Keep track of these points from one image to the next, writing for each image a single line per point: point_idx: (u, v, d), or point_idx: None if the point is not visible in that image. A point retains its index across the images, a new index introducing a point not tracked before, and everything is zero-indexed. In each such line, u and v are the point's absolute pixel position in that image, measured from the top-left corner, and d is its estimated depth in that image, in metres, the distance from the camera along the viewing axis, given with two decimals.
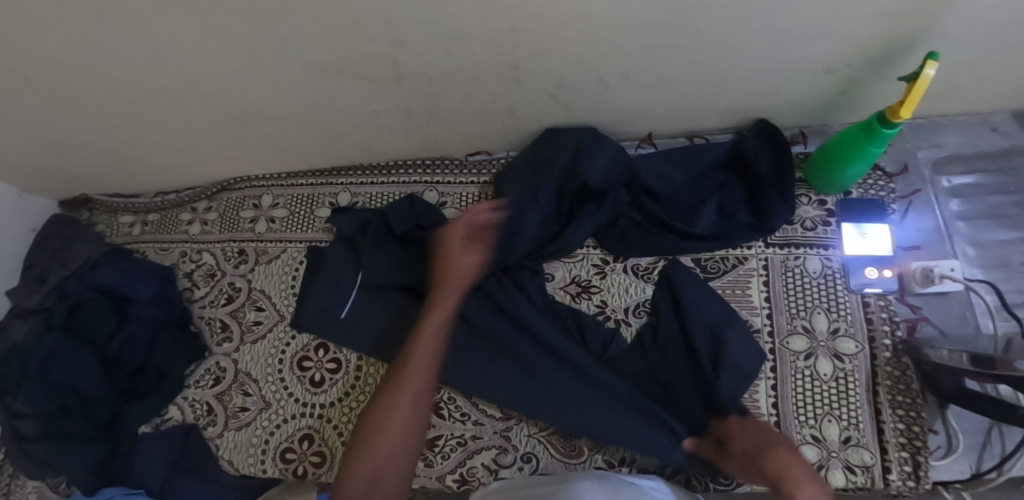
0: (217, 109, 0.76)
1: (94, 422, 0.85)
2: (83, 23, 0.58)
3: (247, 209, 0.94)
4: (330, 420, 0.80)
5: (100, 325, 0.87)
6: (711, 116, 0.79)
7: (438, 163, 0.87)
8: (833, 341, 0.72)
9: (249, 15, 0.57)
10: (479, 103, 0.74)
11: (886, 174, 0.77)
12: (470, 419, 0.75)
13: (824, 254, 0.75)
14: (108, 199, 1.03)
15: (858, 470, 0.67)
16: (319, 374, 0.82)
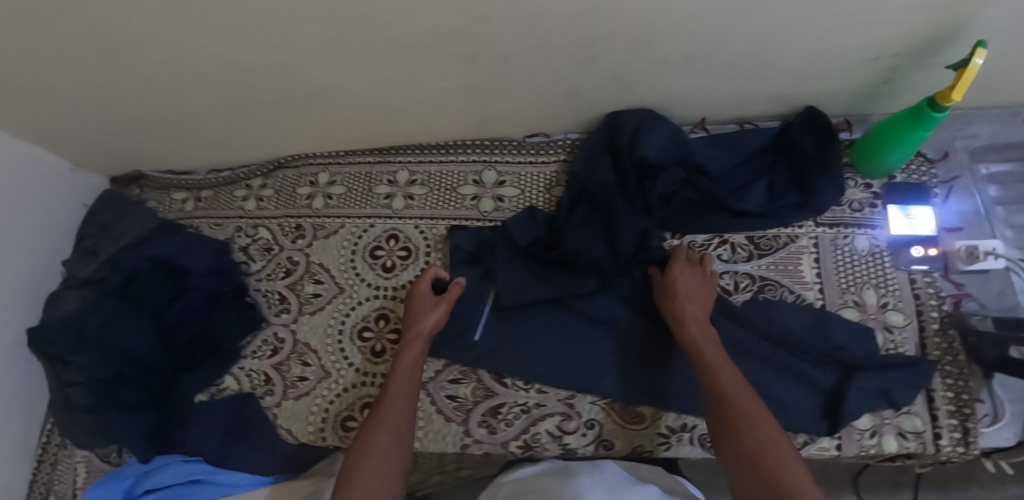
0: (288, 84, 0.78)
1: (147, 391, 0.86)
2: None
3: (304, 186, 0.96)
4: None
5: (156, 294, 0.86)
6: (764, 103, 0.82)
7: (496, 144, 0.90)
8: (882, 314, 0.75)
9: None
10: (546, 84, 0.77)
11: (927, 160, 0.82)
12: (534, 388, 0.77)
13: (871, 234, 0.79)
14: (160, 175, 1.05)
15: (910, 436, 0.71)
16: (379, 344, 0.84)
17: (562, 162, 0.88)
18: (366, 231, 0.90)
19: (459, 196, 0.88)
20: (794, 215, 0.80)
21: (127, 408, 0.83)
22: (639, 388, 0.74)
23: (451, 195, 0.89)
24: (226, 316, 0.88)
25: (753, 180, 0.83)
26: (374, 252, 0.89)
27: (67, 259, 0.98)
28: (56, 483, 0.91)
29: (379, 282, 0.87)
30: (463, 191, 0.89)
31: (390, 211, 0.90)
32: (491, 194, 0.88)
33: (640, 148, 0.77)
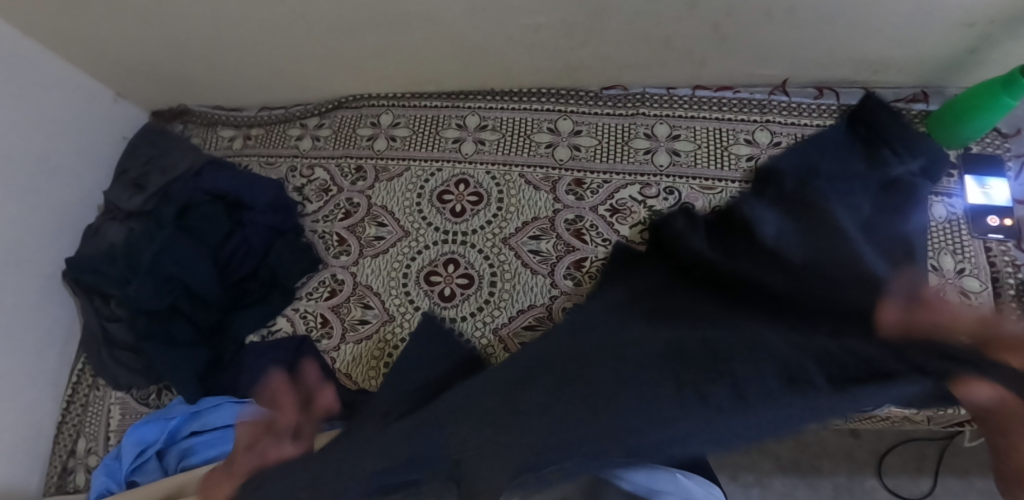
0: (375, 9, 0.75)
1: (197, 328, 0.82)
2: None
3: (364, 127, 0.93)
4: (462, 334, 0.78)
5: (214, 228, 0.84)
6: (848, 66, 0.82)
7: (573, 94, 0.89)
8: (959, 279, 0.76)
9: None
10: (643, 27, 0.75)
11: (1001, 134, 0.83)
12: None
13: (948, 202, 0.80)
14: (207, 111, 1.00)
15: None
16: (448, 289, 0.81)
17: (639, 115, 0.87)
18: (433, 175, 0.88)
19: (534, 142, 0.87)
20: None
21: (177, 343, 0.79)
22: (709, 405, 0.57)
23: (526, 141, 0.87)
24: (285, 253, 0.85)
25: None
26: (442, 195, 0.86)
27: (109, 190, 0.93)
28: (88, 425, 0.86)
29: (447, 227, 0.84)
30: (538, 137, 0.87)
31: (459, 154, 0.88)
32: (567, 141, 0.86)
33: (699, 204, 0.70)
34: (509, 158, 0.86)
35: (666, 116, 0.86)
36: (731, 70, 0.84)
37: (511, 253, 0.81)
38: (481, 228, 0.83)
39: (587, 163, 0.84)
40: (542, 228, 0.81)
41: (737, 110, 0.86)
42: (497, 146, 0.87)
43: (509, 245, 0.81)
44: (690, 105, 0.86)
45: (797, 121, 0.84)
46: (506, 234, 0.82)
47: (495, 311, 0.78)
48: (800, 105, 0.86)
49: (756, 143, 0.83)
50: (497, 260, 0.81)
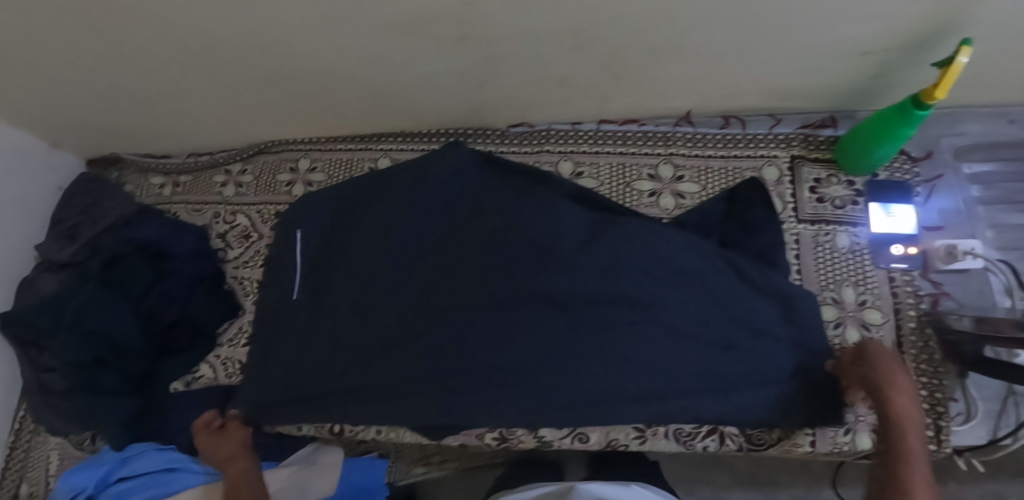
0: (272, 63, 0.78)
1: (126, 376, 0.85)
2: None
3: (284, 172, 0.95)
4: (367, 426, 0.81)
5: (136, 279, 0.87)
6: (752, 96, 0.81)
7: (479, 133, 0.90)
8: (860, 312, 0.75)
9: None
10: (533, 70, 0.76)
11: (910, 158, 0.82)
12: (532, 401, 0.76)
13: (853, 232, 0.79)
14: (138, 159, 1.03)
15: None
16: (338, 427, 0.82)
17: (544, 152, 0.88)
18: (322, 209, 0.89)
19: (395, 186, 0.87)
20: (767, 228, 0.78)
21: (105, 392, 0.83)
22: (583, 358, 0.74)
23: (398, 175, 0.88)
24: (206, 303, 0.89)
25: (737, 176, 0.83)
26: (335, 235, 0.87)
27: (43, 242, 0.96)
28: (30, 470, 0.90)
29: (324, 301, 0.85)
30: (401, 177, 0.88)
31: (331, 193, 0.90)
32: (430, 184, 0.86)
33: (505, 283, 0.79)
34: (386, 200, 0.87)
35: (572, 152, 0.87)
36: (632, 104, 0.84)
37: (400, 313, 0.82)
38: (349, 290, 0.84)
39: (447, 199, 0.86)
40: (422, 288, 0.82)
41: (643, 144, 0.86)
42: (354, 190, 0.89)
43: (398, 318, 0.81)
44: (595, 140, 0.87)
45: (701, 153, 0.84)
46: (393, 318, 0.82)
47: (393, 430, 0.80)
48: (705, 136, 0.85)
49: (659, 178, 0.83)
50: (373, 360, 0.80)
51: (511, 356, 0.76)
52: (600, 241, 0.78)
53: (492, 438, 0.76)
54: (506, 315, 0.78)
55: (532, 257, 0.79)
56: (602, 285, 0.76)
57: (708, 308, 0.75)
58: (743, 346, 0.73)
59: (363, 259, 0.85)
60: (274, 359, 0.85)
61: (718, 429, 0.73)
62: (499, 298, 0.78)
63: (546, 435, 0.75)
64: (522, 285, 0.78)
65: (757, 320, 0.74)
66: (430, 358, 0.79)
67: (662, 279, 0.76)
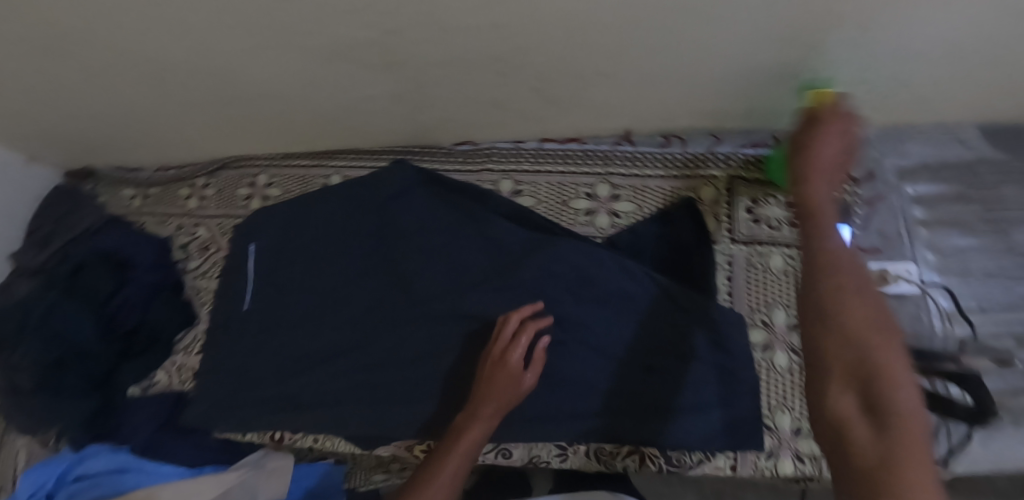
0: (220, 86, 0.82)
1: (87, 379, 0.89)
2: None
3: (243, 187, 0.99)
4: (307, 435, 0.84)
5: (99, 285, 0.94)
6: (688, 116, 0.82)
7: (426, 151, 0.92)
8: (791, 336, 0.75)
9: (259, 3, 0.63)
10: (467, 93, 0.79)
11: (852, 180, 0.81)
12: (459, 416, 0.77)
13: (789, 253, 0.78)
14: (112, 171, 1.08)
15: (807, 459, 0.70)
16: (280, 434, 0.85)
17: (488, 170, 0.89)
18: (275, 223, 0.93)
19: (345, 202, 0.91)
20: (699, 250, 0.79)
21: (66, 394, 0.88)
22: None
23: (347, 192, 0.91)
24: (161, 308, 0.94)
25: (673, 196, 0.83)
26: (286, 247, 0.91)
27: (20, 249, 1.02)
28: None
29: (275, 311, 0.89)
30: (351, 194, 0.91)
31: (282, 210, 0.93)
32: (374, 200, 0.89)
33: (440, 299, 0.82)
34: (336, 216, 0.91)
35: (513, 171, 0.89)
36: (571, 124, 0.85)
37: (342, 325, 0.86)
38: (299, 301, 0.89)
39: (390, 213, 0.88)
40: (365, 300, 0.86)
41: (582, 163, 0.87)
42: (306, 205, 0.93)
43: (339, 331, 0.85)
44: (536, 158, 0.88)
45: (639, 173, 0.85)
46: (336, 330, 0.86)
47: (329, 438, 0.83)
48: (644, 155, 0.85)
49: (596, 197, 0.85)
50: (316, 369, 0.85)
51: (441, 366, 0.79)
52: (530, 261, 0.79)
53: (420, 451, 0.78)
54: (438, 328, 0.80)
55: (464, 273, 0.82)
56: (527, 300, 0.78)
57: (631, 332, 0.75)
58: (666, 368, 0.73)
59: (313, 273, 0.89)
60: (225, 368, 0.88)
61: (640, 450, 0.73)
62: (432, 312, 0.81)
63: None
64: (453, 300, 0.81)
65: (684, 343, 0.74)
66: (366, 368, 0.82)
67: (586, 298, 0.77)
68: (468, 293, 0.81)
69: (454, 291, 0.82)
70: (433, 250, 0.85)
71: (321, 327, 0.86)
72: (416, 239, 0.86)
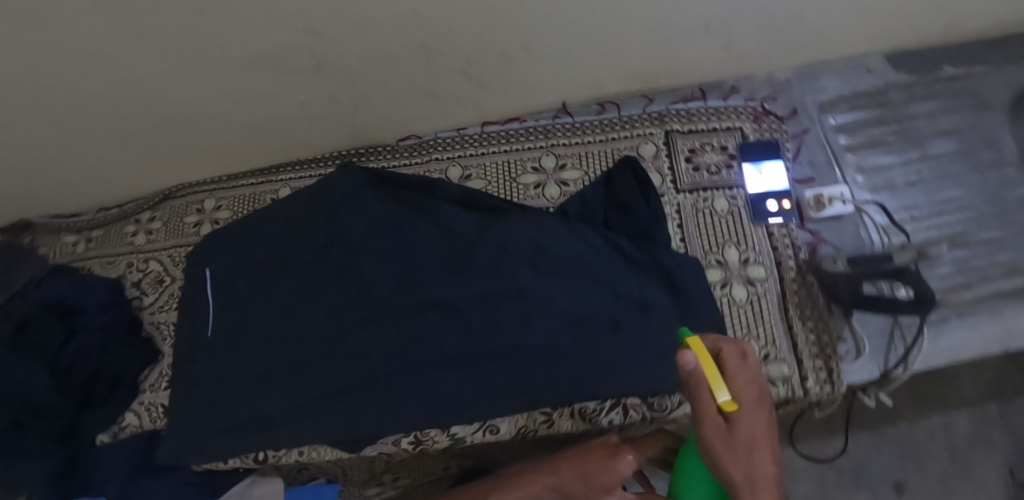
0: (150, 111, 0.81)
1: (49, 436, 0.82)
2: (15, 31, 0.64)
3: (191, 215, 0.97)
4: (291, 454, 0.82)
5: (50, 334, 0.87)
6: (616, 81, 0.86)
7: (371, 150, 0.93)
8: (744, 269, 0.78)
9: (178, 17, 0.65)
10: (399, 86, 0.80)
11: (778, 118, 0.85)
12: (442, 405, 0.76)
13: (731, 193, 0.82)
14: (49, 221, 1.04)
15: (779, 381, 0.73)
16: (262, 454, 0.83)
17: (433, 160, 0.90)
18: (225, 243, 0.92)
19: (295, 213, 0.90)
20: (644, 205, 0.80)
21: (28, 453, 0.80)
22: (478, 348, 0.77)
23: (294, 200, 0.90)
24: (120, 352, 0.91)
25: (615, 158, 0.86)
26: (243, 269, 0.90)
27: None
28: None
29: (239, 335, 0.87)
30: (300, 204, 0.90)
31: (233, 231, 0.92)
32: (321, 207, 0.88)
33: (404, 294, 0.81)
34: (290, 230, 0.90)
35: (459, 157, 0.90)
36: (508, 104, 0.88)
37: (308, 334, 0.85)
38: (262, 318, 0.87)
39: (342, 217, 0.87)
40: (331, 307, 0.85)
41: (525, 140, 0.89)
42: (256, 220, 0.92)
43: (304, 344, 0.84)
44: (480, 142, 0.90)
45: (581, 141, 0.87)
46: (303, 343, 0.84)
47: (313, 453, 0.81)
48: (583, 124, 0.88)
49: (543, 170, 0.86)
50: (288, 386, 0.83)
51: (414, 357, 0.78)
52: (483, 240, 0.80)
53: (408, 443, 0.78)
54: (404, 324, 0.80)
55: (418, 263, 0.82)
56: (484, 277, 0.79)
57: (587, 294, 0.77)
58: (629, 322, 0.75)
59: (274, 288, 0.88)
60: (193, 399, 0.86)
61: (621, 402, 0.76)
62: (401, 308, 0.80)
63: (459, 434, 0.77)
64: (414, 291, 0.81)
65: (641, 295, 0.77)
66: (337, 373, 0.81)
67: (547, 267, 0.78)
68: (427, 282, 0.80)
69: (416, 282, 0.81)
70: (382, 246, 0.84)
71: (289, 342, 0.85)
72: (371, 239, 0.85)
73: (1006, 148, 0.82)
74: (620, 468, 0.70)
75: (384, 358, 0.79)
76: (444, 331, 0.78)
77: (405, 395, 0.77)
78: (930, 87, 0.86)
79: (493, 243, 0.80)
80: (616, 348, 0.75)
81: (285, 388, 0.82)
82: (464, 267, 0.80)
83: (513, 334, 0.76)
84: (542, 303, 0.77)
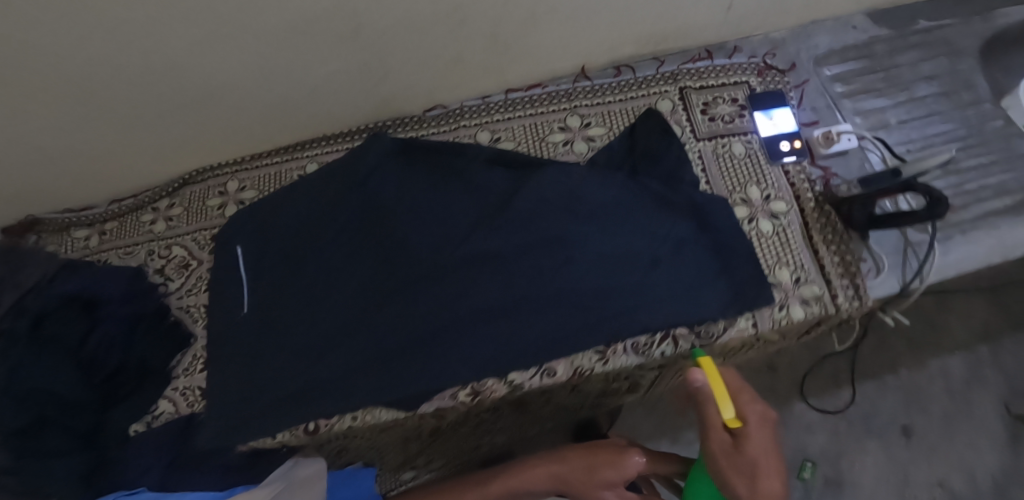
0: (175, 88, 0.80)
1: (76, 434, 0.79)
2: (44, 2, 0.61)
3: (213, 197, 0.96)
4: (344, 421, 0.82)
5: (71, 330, 0.81)
6: (629, 43, 0.92)
7: (397, 121, 0.95)
8: (767, 204, 0.84)
9: None
10: (430, 51, 0.82)
11: (780, 71, 0.93)
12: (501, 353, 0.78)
13: (746, 138, 0.88)
14: (56, 216, 1.00)
15: (811, 301, 0.79)
16: (313, 424, 0.82)
17: (460, 127, 0.93)
18: (252, 219, 0.91)
19: (323, 185, 0.90)
20: (669, 153, 0.86)
21: (55, 454, 0.75)
22: (529, 297, 0.79)
23: (323, 172, 0.91)
24: (149, 340, 0.87)
25: (634, 113, 0.91)
26: (274, 244, 0.88)
27: None
28: None
29: (275, 310, 0.85)
30: (329, 176, 0.90)
31: (259, 207, 0.91)
32: (351, 176, 0.88)
33: (447, 250, 0.82)
34: (319, 201, 0.89)
35: (486, 123, 0.93)
36: (530, 68, 0.92)
37: (349, 302, 0.83)
38: (296, 290, 0.85)
39: (376, 184, 0.87)
40: (373, 273, 0.84)
41: (548, 103, 0.93)
42: (283, 195, 0.91)
43: (346, 311, 0.83)
44: (505, 107, 0.93)
45: (602, 101, 0.92)
46: (345, 311, 0.83)
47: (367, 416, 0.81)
48: (601, 86, 0.93)
49: (569, 129, 0.91)
50: (335, 354, 0.81)
51: (464, 311, 0.79)
52: (520, 193, 0.83)
53: (466, 395, 0.79)
54: (452, 279, 0.81)
55: (459, 222, 0.84)
56: (529, 229, 0.82)
57: (628, 237, 0.81)
58: (668, 259, 0.79)
59: (307, 259, 0.86)
60: (234, 378, 0.84)
61: (669, 333, 0.79)
62: (447, 266, 0.82)
63: (517, 380, 0.79)
64: (460, 248, 0.82)
65: (677, 234, 0.81)
66: (385, 336, 0.80)
67: (587, 216, 0.82)
68: (471, 238, 0.83)
69: (460, 238, 0.83)
70: (419, 208, 0.85)
71: (329, 311, 0.83)
72: (408, 203, 0.85)
73: (980, 88, 0.93)
74: (626, 465, 0.88)
75: (434, 317, 0.80)
76: (490, 279, 0.81)
77: (461, 350, 0.78)
78: (908, 38, 0.95)
79: (533, 198, 0.83)
80: (660, 281, 0.78)
81: (333, 356, 0.81)
82: (506, 222, 0.82)
83: (561, 279, 0.79)
84: (586, 248, 0.80)
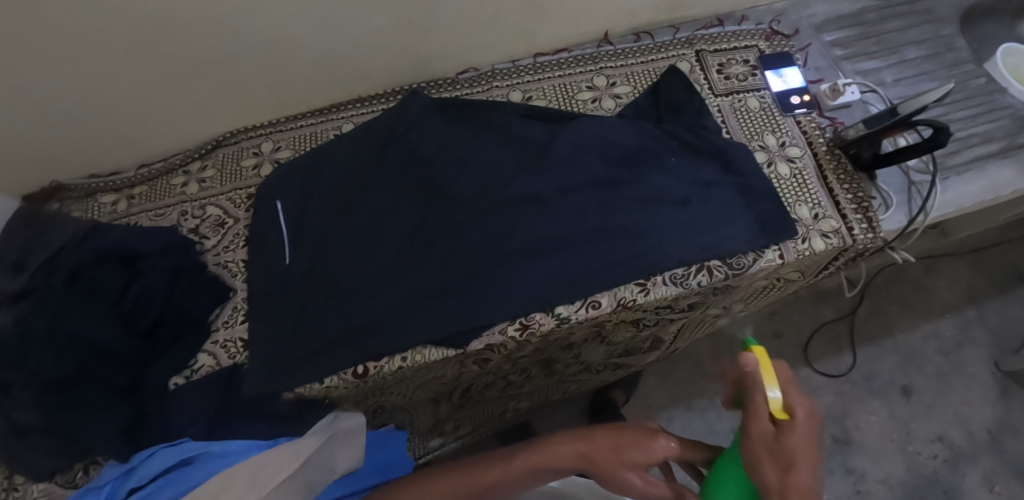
0: (226, 41, 0.81)
1: (113, 388, 0.77)
2: None
3: (247, 158, 0.98)
4: (391, 363, 0.80)
5: (111, 283, 0.80)
6: (649, 10, 0.99)
7: (431, 84, 0.99)
8: (783, 150, 0.90)
9: None
10: (472, 10, 0.87)
11: (785, 36, 1.01)
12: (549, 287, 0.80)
13: (760, 93, 0.95)
14: (83, 182, 0.99)
15: (831, 234, 0.85)
16: (360, 367, 0.81)
17: (493, 87, 0.98)
18: (293, 175, 0.93)
19: (363, 141, 0.93)
20: (692, 104, 0.92)
21: (93, 408, 0.74)
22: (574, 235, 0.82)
23: (362, 130, 0.94)
24: (188, 292, 0.86)
25: (655, 73, 0.98)
26: (317, 197, 0.90)
27: None
28: None
29: (319, 258, 0.86)
30: (368, 132, 0.93)
31: (297, 164, 0.93)
32: (391, 131, 0.91)
33: (490, 194, 0.86)
34: (360, 156, 0.92)
35: (517, 84, 0.98)
36: (557, 32, 0.98)
37: (395, 248, 0.85)
38: (341, 239, 0.87)
39: (417, 137, 0.90)
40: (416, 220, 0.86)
41: (574, 65, 0.99)
42: (321, 153, 0.93)
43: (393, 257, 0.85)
44: (534, 70, 0.99)
45: (624, 63, 0.99)
46: (392, 257, 0.85)
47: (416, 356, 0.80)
48: (623, 49, 1.00)
49: (596, 87, 0.96)
50: (382, 295, 0.82)
51: (511, 250, 0.82)
52: (558, 141, 0.87)
53: (515, 330, 0.80)
54: (496, 221, 0.84)
55: (501, 169, 0.88)
56: (570, 173, 0.86)
57: (662, 179, 0.85)
58: (699, 197, 0.85)
59: (351, 210, 0.88)
60: (279, 326, 0.84)
61: (704, 264, 0.83)
62: (492, 209, 0.85)
63: (563, 313, 0.81)
64: (502, 193, 0.86)
65: (705, 176, 0.86)
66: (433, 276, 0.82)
67: (622, 162, 0.87)
68: (514, 183, 0.86)
69: (502, 184, 0.86)
70: (460, 158, 0.89)
71: (375, 257, 0.85)
72: (449, 154, 0.89)
73: (963, 51, 1.03)
74: (655, 449, 0.66)
75: (482, 256, 0.82)
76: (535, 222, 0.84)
77: (511, 287, 0.80)
78: (896, 8, 1.05)
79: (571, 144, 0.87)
80: (694, 217, 0.84)
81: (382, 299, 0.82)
82: (547, 168, 0.86)
83: (602, 218, 0.83)
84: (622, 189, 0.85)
